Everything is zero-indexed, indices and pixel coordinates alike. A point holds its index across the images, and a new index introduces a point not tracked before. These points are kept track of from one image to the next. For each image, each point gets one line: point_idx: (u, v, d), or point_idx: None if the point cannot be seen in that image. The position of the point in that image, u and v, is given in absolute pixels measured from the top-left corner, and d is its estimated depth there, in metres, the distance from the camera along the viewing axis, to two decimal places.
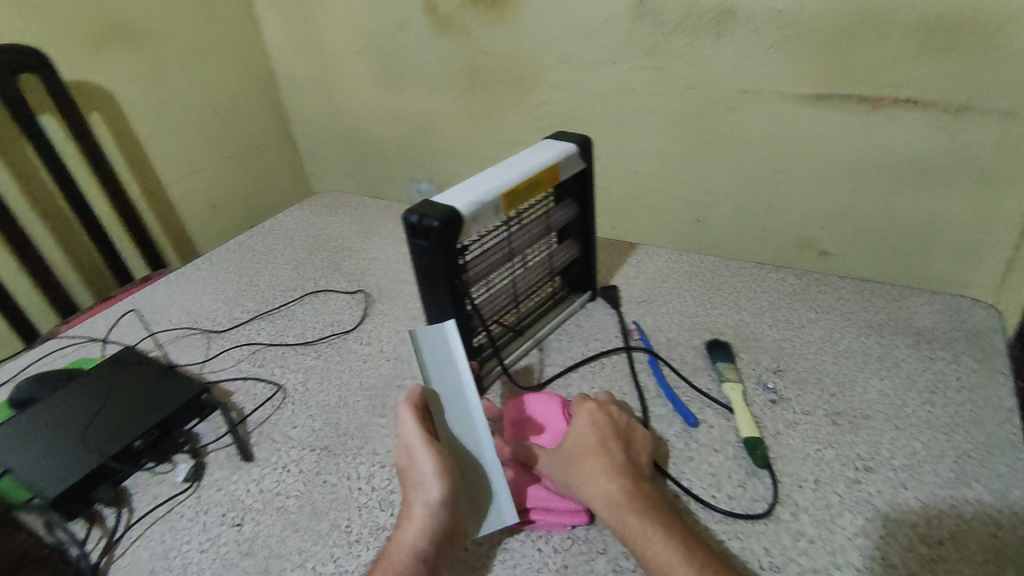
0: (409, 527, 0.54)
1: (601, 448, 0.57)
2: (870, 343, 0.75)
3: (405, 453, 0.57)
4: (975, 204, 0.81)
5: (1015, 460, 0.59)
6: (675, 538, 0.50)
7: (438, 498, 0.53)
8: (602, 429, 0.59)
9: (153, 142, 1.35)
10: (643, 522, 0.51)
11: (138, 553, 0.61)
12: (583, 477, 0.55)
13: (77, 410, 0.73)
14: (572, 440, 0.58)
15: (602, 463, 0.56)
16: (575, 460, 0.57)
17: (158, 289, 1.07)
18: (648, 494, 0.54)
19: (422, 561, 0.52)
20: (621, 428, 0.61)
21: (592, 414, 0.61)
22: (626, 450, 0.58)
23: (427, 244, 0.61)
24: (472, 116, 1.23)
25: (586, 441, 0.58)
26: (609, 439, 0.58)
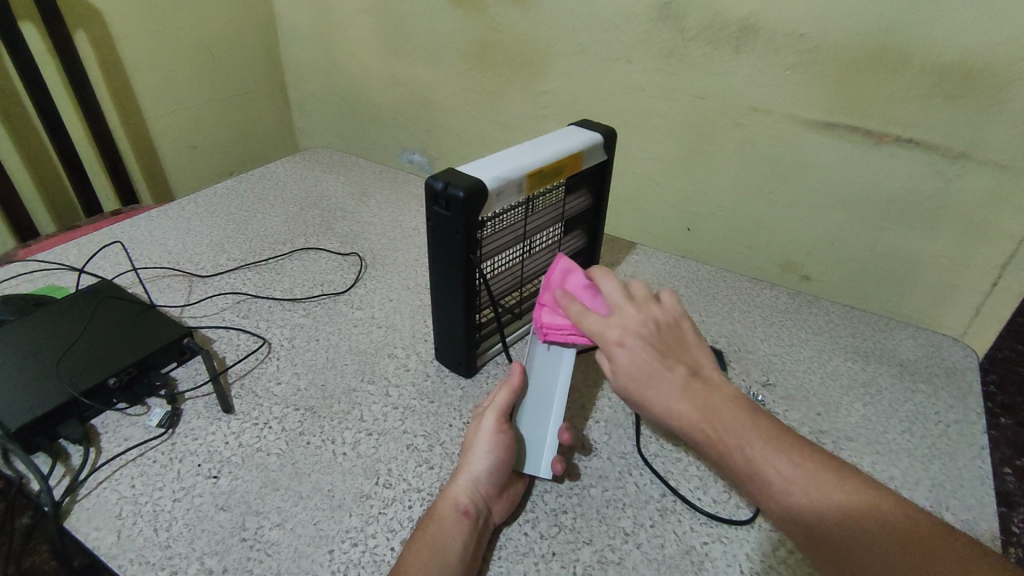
0: (455, 482, 0.55)
1: (657, 366, 0.50)
2: (856, 368, 0.78)
3: (475, 426, 0.60)
4: (957, 249, 0.83)
5: (984, 496, 0.62)
6: (788, 456, 0.44)
7: (487, 465, 0.55)
8: (644, 338, 0.52)
9: (137, 70, 1.27)
10: (742, 445, 0.45)
11: (105, 495, 0.58)
12: (663, 399, 0.49)
13: (47, 339, 0.69)
14: (622, 355, 0.51)
15: (671, 379, 0.49)
16: (642, 383, 0.50)
17: (135, 225, 1.02)
18: (744, 411, 0.47)
19: (463, 512, 0.53)
20: (662, 330, 0.53)
21: (630, 317, 0.53)
22: (680, 360, 0.51)
23: (448, 213, 0.60)
24: (477, 94, 1.20)
25: (636, 353, 0.51)
26: (657, 348, 0.51)
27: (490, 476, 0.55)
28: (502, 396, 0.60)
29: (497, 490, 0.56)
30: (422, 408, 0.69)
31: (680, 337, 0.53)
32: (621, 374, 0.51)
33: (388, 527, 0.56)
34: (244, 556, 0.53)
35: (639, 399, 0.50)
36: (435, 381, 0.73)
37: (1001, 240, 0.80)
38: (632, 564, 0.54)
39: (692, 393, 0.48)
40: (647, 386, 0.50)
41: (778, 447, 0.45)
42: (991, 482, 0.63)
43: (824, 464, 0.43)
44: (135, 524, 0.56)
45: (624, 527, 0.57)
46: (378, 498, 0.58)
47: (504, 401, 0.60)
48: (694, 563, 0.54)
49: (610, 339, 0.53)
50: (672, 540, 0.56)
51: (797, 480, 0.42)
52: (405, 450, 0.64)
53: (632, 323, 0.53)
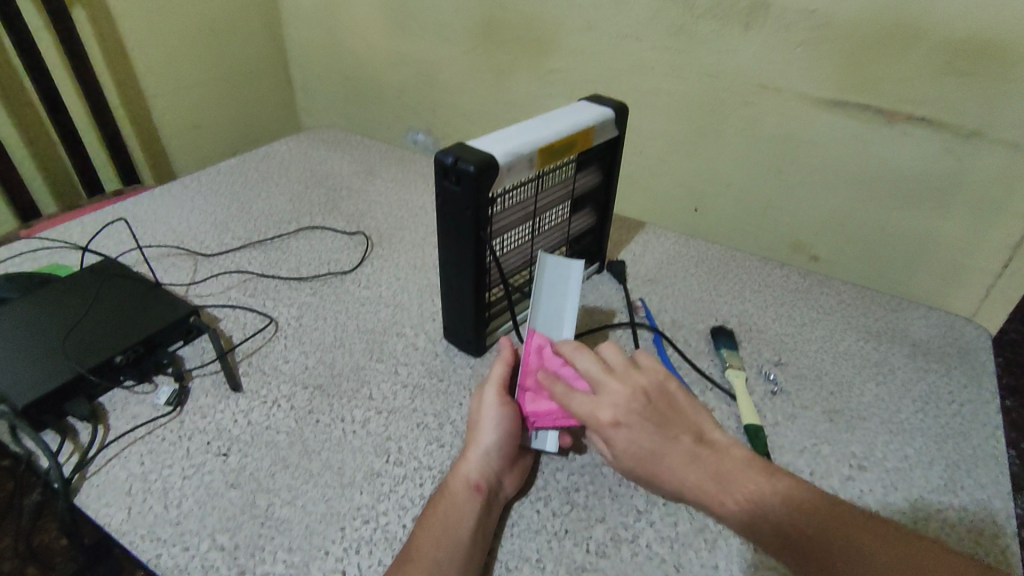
0: (464, 459, 0.55)
1: (660, 440, 0.49)
2: (868, 348, 0.77)
3: (479, 400, 0.59)
4: (970, 229, 0.82)
5: (998, 475, 0.61)
6: (801, 506, 0.43)
7: (495, 440, 0.55)
8: (637, 411, 0.50)
9: (136, 49, 1.25)
10: (759, 506, 0.44)
11: (114, 472, 0.58)
12: (674, 478, 0.47)
13: (53, 316, 0.68)
14: (619, 438, 0.49)
15: (674, 455, 0.48)
16: (648, 463, 0.48)
17: (138, 203, 1.01)
18: (744, 469, 0.46)
19: (474, 488, 0.52)
20: (651, 397, 0.51)
21: (617, 392, 0.51)
22: (679, 427, 0.50)
23: (459, 189, 0.58)
24: (483, 72, 1.18)
25: (633, 431, 0.49)
26: (650, 421, 0.50)
27: (499, 450, 0.55)
28: (500, 369, 0.60)
29: (507, 463, 0.56)
30: (431, 387, 0.68)
31: (673, 402, 0.52)
32: (624, 456, 0.50)
33: (400, 505, 0.56)
34: (255, 533, 0.53)
35: (652, 479, 0.49)
36: (444, 360, 0.72)
37: (1016, 220, 0.78)
38: (645, 541, 0.54)
39: (699, 461, 0.47)
40: (655, 466, 0.48)
41: (791, 500, 0.44)
42: (1005, 462, 0.63)
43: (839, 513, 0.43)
44: (145, 501, 0.55)
45: (636, 505, 0.57)
46: (388, 476, 0.58)
47: (502, 373, 0.60)
48: (708, 541, 0.54)
49: (603, 420, 0.50)
50: (685, 518, 0.56)
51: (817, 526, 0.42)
52: (415, 428, 0.63)
53: (620, 398, 0.51)
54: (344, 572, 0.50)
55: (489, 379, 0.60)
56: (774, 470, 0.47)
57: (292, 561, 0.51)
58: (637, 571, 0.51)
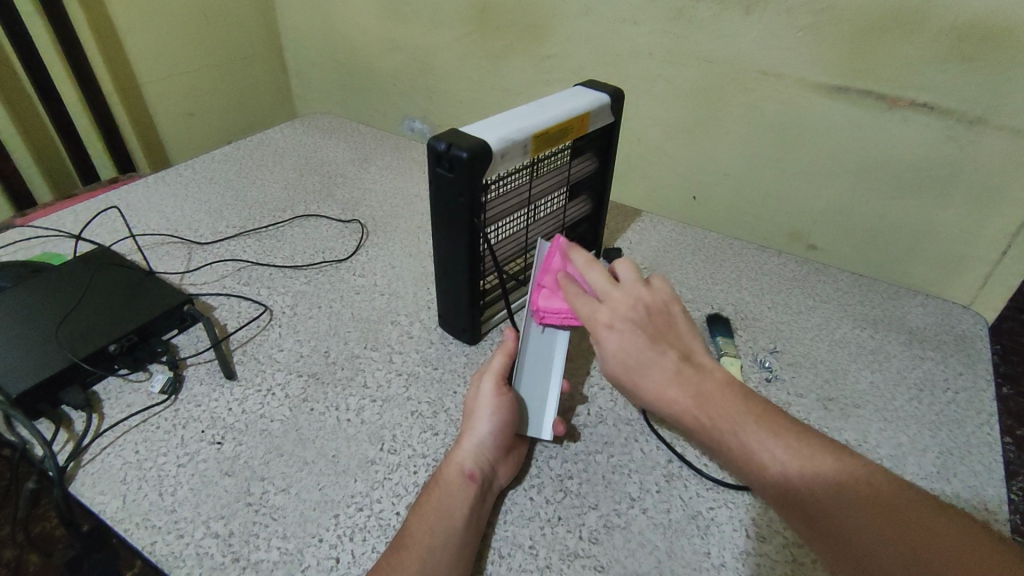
0: (459, 447, 0.55)
1: (647, 351, 0.47)
2: (864, 336, 0.77)
3: (475, 390, 0.59)
4: (968, 216, 0.82)
5: (991, 462, 0.61)
6: (791, 446, 0.40)
7: (491, 429, 0.55)
8: (634, 321, 0.49)
9: (129, 34, 1.24)
10: (738, 430, 0.42)
11: (109, 461, 0.58)
12: (655, 387, 0.46)
13: (46, 305, 0.68)
14: (611, 343, 0.48)
15: (660, 367, 0.46)
16: (633, 369, 0.47)
17: (132, 191, 1.00)
18: (732, 394, 0.44)
19: (468, 476, 0.52)
20: (652, 314, 0.50)
21: (619, 302, 0.50)
22: (671, 344, 0.48)
23: (452, 175, 0.58)
24: (479, 58, 1.17)
25: (625, 340, 0.48)
26: (644, 332, 0.48)
27: (494, 439, 0.55)
28: (500, 360, 0.60)
29: (501, 452, 0.56)
30: (426, 375, 0.68)
31: (672, 323, 0.50)
32: (612, 361, 0.48)
33: (394, 492, 0.56)
34: (249, 521, 0.53)
35: (632, 387, 0.48)
36: (439, 348, 0.72)
37: (1015, 207, 0.78)
38: (638, 528, 0.54)
39: (686, 376, 0.45)
40: (639, 374, 0.47)
41: (780, 437, 0.41)
42: (998, 449, 0.63)
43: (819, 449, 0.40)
44: (140, 489, 0.55)
45: (630, 492, 0.57)
46: (383, 464, 0.58)
47: (502, 365, 0.60)
48: (701, 528, 0.54)
49: (600, 324, 0.50)
50: (678, 505, 0.56)
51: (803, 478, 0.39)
52: (409, 416, 0.63)
53: (622, 307, 0.50)
54: (338, 559, 0.50)
55: (487, 368, 0.60)
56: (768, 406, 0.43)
57: (286, 549, 0.51)
58: (630, 557, 0.52)
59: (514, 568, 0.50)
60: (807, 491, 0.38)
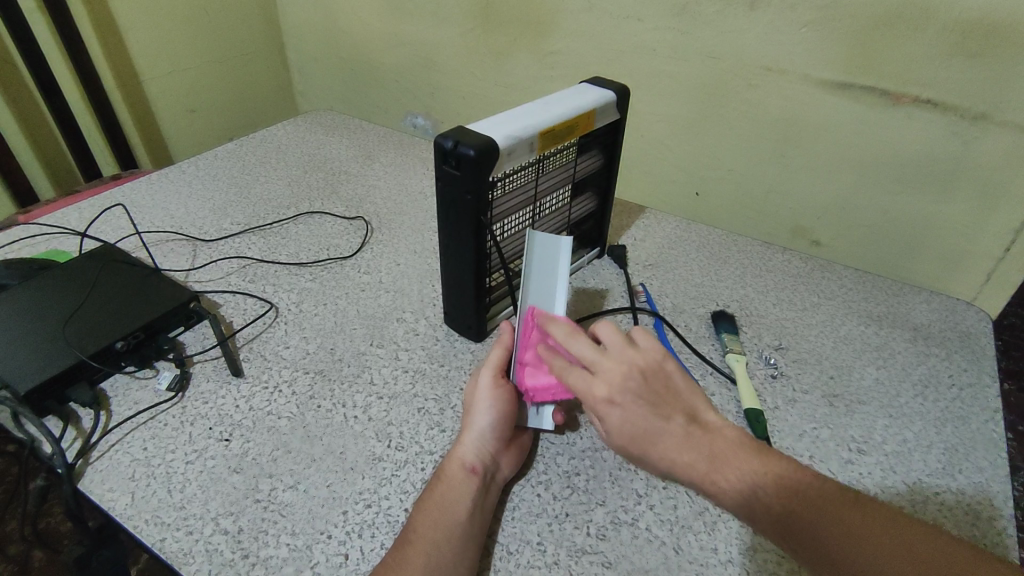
0: (460, 442, 0.55)
1: (653, 422, 0.46)
2: (869, 333, 0.77)
3: (474, 384, 0.59)
4: (973, 213, 0.82)
5: (996, 458, 0.61)
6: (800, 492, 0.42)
7: (491, 423, 0.55)
8: (633, 390, 0.47)
9: (130, 31, 1.23)
10: (754, 495, 0.42)
11: (117, 458, 0.58)
12: (667, 460, 0.45)
13: (53, 303, 0.68)
14: (613, 417, 0.47)
15: (669, 438, 0.46)
16: (641, 443, 0.46)
17: (136, 188, 1.00)
18: (734, 451, 0.45)
19: (470, 471, 0.52)
20: (649, 377, 0.48)
21: (613, 370, 0.48)
22: (672, 408, 0.47)
23: (458, 173, 0.58)
24: (482, 54, 1.17)
25: (629, 413, 0.47)
26: (645, 401, 0.47)
27: (494, 431, 0.55)
28: (496, 353, 0.60)
29: (502, 444, 0.56)
30: (432, 371, 0.68)
31: (668, 380, 0.49)
32: (617, 434, 0.47)
33: (401, 489, 0.56)
34: (257, 517, 0.53)
35: (643, 458, 0.47)
36: (445, 345, 0.72)
37: (1019, 203, 0.78)
38: (645, 524, 0.54)
39: (693, 442, 0.45)
40: (652, 450, 0.46)
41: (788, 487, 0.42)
42: (1003, 445, 0.63)
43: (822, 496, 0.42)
44: (149, 486, 0.56)
45: (636, 489, 0.57)
46: (390, 461, 0.58)
47: (499, 357, 0.59)
48: (707, 524, 0.54)
49: (597, 397, 0.48)
50: (685, 501, 0.56)
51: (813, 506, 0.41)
52: (415, 413, 0.63)
53: (617, 376, 0.48)
54: (347, 555, 0.51)
55: (484, 363, 0.60)
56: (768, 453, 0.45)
57: (296, 545, 0.51)
58: (637, 553, 0.52)
59: (521, 564, 0.51)
60: (823, 538, 0.40)
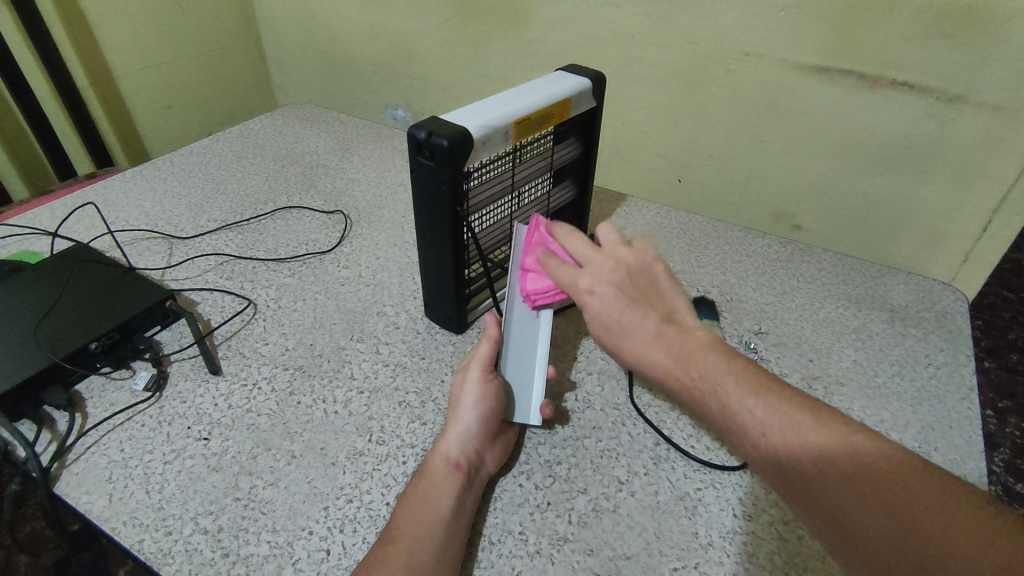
0: (445, 437, 0.55)
1: (630, 311, 0.46)
2: (847, 315, 0.78)
3: (461, 378, 0.59)
4: (948, 194, 0.82)
5: (971, 435, 0.62)
6: (787, 415, 0.39)
7: (475, 418, 0.55)
8: (616, 283, 0.47)
9: (101, 25, 1.21)
10: (723, 397, 0.41)
11: (93, 461, 0.57)
12: (638, 347, 0.45)
13: (24, 305, 0.67)
14: (593, 305, 0.47)
15: (641, 326, 0.45)
16: (614, 330, 0.46)
17: (110, 186, 0.99)
18: (711, 356, 0.43)
19: (454, 466, 0.52)
20: (636, 276, 0.48)
21: (601, 264, 0.49)
22: (654, 305, 0.47)
23: (433, 163, 0.57)
24: (460, 44, 1.15)
25: (607, 301, 0.47)
26: (625, 294, 0.47)
27: (480, 426, 0.55)
28: (484, 348, 0.59)
29: (488, 438, 0.56)
30: (413, 364, 0.68)
31: (654, 281, 0.48)
32: (595, 323, 0.47)
33: (383, 483, 0.56)
34: (238, 515, 0.53)
35: (615, 349, 0.47)
36: (425, 338, 0.72)
37: (993, 183, 0.79)
38: (627, 511, 0.54)
39: (667, 338, 0.45)
40: (625, 333, 0.46)
41: (776, 406, 0.40)
42: (978, 422, 0.64)
43: (803, 410, 0.40)
44: (126, 487, 0.55)
45: (618, 476, 0.57)
46: (371, 455, 0.58)
47: (487, 352, 0.59)
48: (688, 509, 0.55)
49: (581, 285, 0.49)
50: (666, 487, 0.56)
51: (798, 441, 0.38)
52: (397, 406, 0.63)
53: (605, 270, 0.48)
54: (328, 550, 0.50)
55: (472, 356, 0.59)
56: (760, 374, 0.42)
57: (276, 542, 0.51)
58: (620, 540, 0.52)
59: (504, 554, 0.51)
60: (785, 448, 0.38)
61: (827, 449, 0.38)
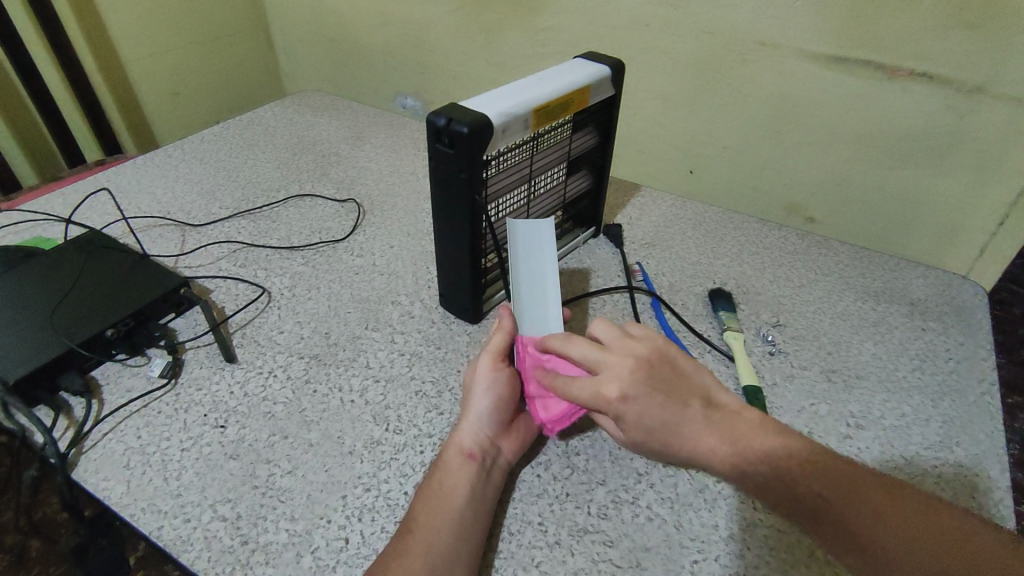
0: (459, 428, 0.55)
1: (673, 414, 0.45)
2: (866, 308, 0.77)
3: (473, 368, 0.59)
4: (967, 187, 0.81)
5: (993, 430, 0.62)
6: (862, 502, 0.41)
7: (488, 407, 0.55)
8: (644, 380, 0.46)
9: (111, 12, 1.20)
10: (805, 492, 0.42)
11: (111, 447, 0.57)
12: (693, 449, 0.45)
13: (39, 291, 0.66)
14: (631, 414, 0.46)
15: (692, 429, 0.45)
16: (663, 436, 0.45)
17: (122, 173, 0.98)
18: (754, 431, 0.45)
19: (468, 455, 0.52)
20: (658, 366, 0.47)
21: (620, 364, 0.47)
22: (686, 394, 0.46)
23: (452, 151, 0.57)
24: (473, 32, 1.14)
25: (645, 406, 0.46)
26: (659, 393, 0.46)
27: (492, 414, 0.55)
28: (497, 338, 0.58)
29: (502, 426, 0.55)
30: (429, 354, 0.68)
31: (676, 365, 0.48)
32: (634, 431, 0.46)
33: (401, 472, 0.56)
34: (256, 503, 0.53)
35: (669, 453, 0.46)
36: (441, 327, 0.71)
37: (1014, 176, 0.77)
38: (646, 503, 0.54)
39: (715, 426, 0.45)
40: (684, 436, 0.45)
41: (849, 493, 0.42)
42: (999, 418, 0.63)
43: (870, 492, 0.42)
44: (145, 474, 0.55)
45: (636, 468, 0.57)
46: (389, 444, 0.58)
47: (500, 342, 0.58)
48: (708, 501, 0.54)
49: (609, 398, 0.47)
50: (685, 479, 0.56)
51: (881, 527, 0.40)
52: (413, 396, 0.63)
53: (626, 370, 0.47)
54: (347, 539, 0.50)
55: (485, 348, 0.59)
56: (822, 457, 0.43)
57: (295, 530, 0.51)
58: (639, 532, 0.52)
59: (524, 544, 0.51)
60: (875, 538, 0.40)
61: (906, 537, 0.40)
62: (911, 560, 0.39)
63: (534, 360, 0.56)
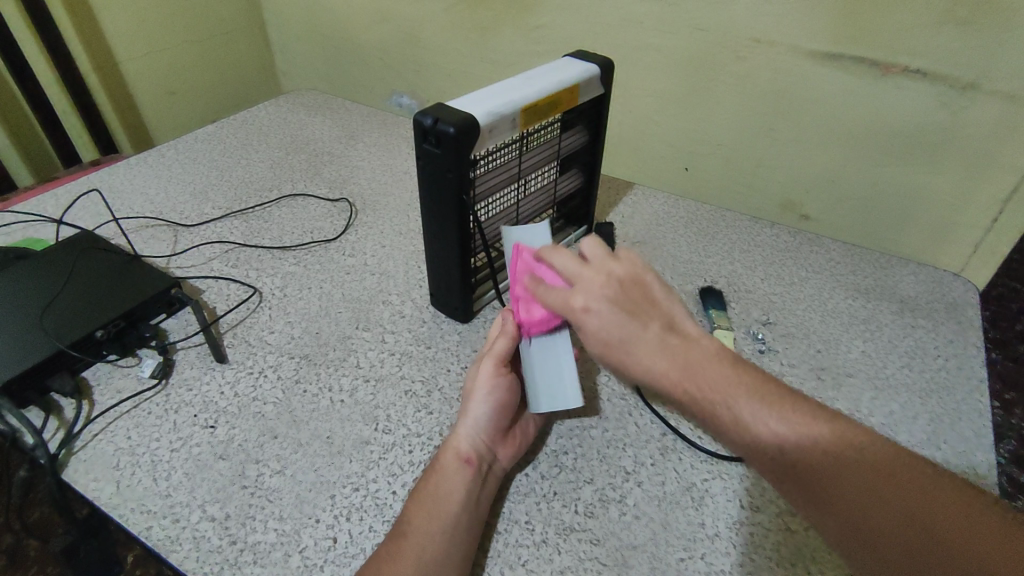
0: (458, 432, 0.54)
1: (631, 327, 0.44)
2: (856, 306, 0.77)
3: (474, 371, 0.58)
4: (958, 184, 0.81)
5: (980, 427, 0.62)
6: (807, 428, 0.38)
7: (488, 412, 0.55)
8: (608, 297, 0.46)
9: (106, 11, 1.20)
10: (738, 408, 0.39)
11: (101, 447, 0.57)
12: (637, 365, 0.43)
13: (30, 292, 0.67)
14: (590, 323, 0.45)
15: (642, 342, 0.43)
16: (617, 349, 0.44)
17: (115, 173, 0.98)
18: (708, 359, 0.42)
19: (466, 461, 0.52)
20: (628, 287, 0.47)
21: (592, 280, 0.48)
22: (650, 315, 0.45)
23: (439, 151, 0.57)
24: (466, 31, 1.14)
25: (603, 317, 0.45)
26: (621, 308, 0.45)
27: (491, 420, 0.55)
28: (501, 342, 0.57)
29: (500, 433, 0.55)
30: (419, 353, 0.68)
31: (646, 291, 0.47)
32: (591, 341, 0.46)
33: (389, 472, 0.56)
34: (246, 503, 0.53)
35: (619, 367, 0.44)
36: (432, 327, 0.71)
37: (1007, 173, 0.77)
38: (633, 501, 0.54)
39: (669, 349, 0.43)
40: (632, 350, 0.44)
41: (796, 420, 0.38)
42: (988, 415, 0.63)
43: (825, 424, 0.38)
44: (134, 474, 0.55)
45: (624, 466, 0.57)
46: (378, 444, 0.58)
47: (503, 346, 0.57)
48: (695, 499, 0.55)
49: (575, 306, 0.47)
50: (673, 477, 0.56)
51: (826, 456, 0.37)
52: (403, 396, 0.63)
53: (597, 285, 0.47)
54: (336, 539, 0.51)
55: (486, 351, 0.58)
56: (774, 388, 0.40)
57: (283, 530, 0.51)
58: (626, 530, 0.52)
59: (511, 543, 0.51)
60: (817, 468, 0.37)
61: (861, 477, 0.36)
62: (860, 497, 0.36)
63: (526, 266, 0.57)
